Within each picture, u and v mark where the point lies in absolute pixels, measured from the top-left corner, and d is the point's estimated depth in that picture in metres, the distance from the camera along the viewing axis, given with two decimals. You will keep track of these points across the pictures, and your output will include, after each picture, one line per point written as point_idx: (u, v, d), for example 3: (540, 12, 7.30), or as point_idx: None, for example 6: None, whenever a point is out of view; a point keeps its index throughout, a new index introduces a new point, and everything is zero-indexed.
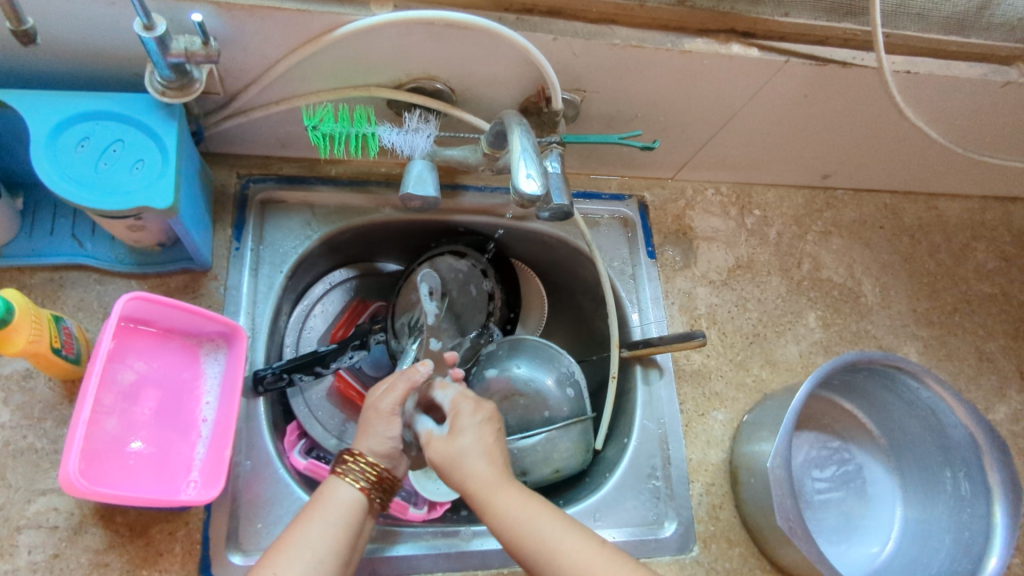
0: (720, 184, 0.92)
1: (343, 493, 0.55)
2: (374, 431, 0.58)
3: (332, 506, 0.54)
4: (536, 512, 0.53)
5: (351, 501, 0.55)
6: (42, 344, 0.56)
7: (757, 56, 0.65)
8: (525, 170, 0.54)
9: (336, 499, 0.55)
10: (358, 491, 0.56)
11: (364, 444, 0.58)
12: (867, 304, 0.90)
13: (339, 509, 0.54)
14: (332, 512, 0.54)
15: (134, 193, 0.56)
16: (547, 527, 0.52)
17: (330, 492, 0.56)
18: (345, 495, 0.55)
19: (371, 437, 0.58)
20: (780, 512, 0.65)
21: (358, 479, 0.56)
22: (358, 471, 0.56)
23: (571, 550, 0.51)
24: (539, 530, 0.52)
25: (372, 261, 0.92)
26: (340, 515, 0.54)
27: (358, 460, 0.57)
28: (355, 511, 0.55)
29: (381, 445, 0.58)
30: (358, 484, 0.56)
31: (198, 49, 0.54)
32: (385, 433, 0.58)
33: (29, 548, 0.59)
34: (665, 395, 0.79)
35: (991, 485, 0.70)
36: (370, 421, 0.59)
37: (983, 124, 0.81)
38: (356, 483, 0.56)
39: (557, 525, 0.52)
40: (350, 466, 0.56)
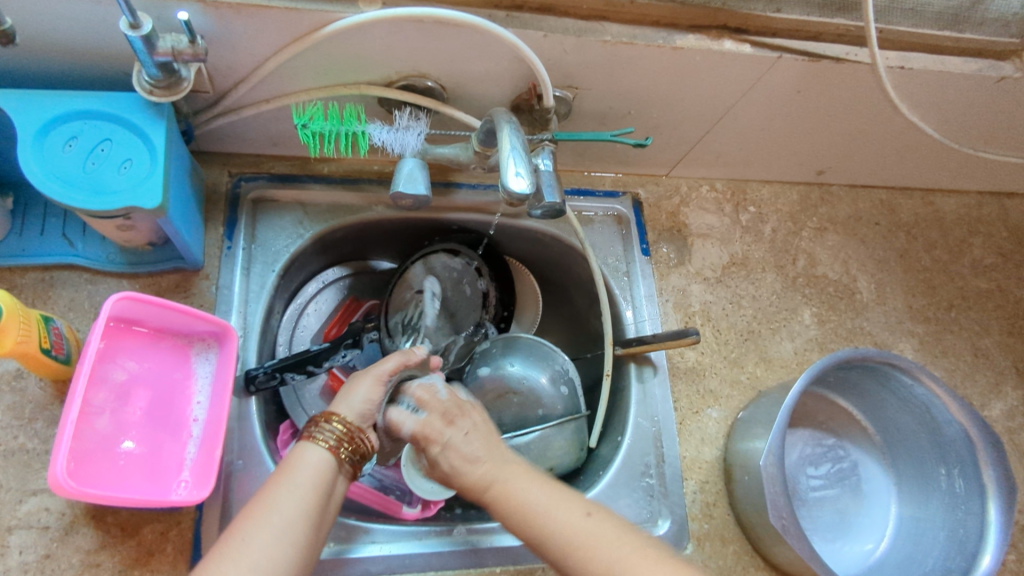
0: (715, 181, 0.92)
1: (312, 455, 0.52)
2: (352, 394, 0.58)
3: (301, 470, 0.51)
4: (532, 485, 0.54)
5: (321, 464, 0.52)
6: (30, 344, 0.56)
7: (749, 52, 0.65)
8: (514, 168, 0.54)
9: (305, 463, 0.52)
10: (327, 451, 0.53)
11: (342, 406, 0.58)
12: (862, 301, 0.89)
13: (308, 472, 0.51)
14: (301, 476, 0.51)
15: (122, 193, 0.55)
16: (543, 501, 0.52)
17: (300, 457, 0.52)
18: (313, 456, 0.52)
19: (348, 399, 0.58)
20: (774, 510, 0.64)
21: (329, 440, 0.54)
22: (329, 431, 0.55)
23: (559, 522, 0.50)
24: (529, 508, 0.52)
25: (365, 260, 0.92)
26: (309, 478, 0.51)
27: (329, 421, 0.55)
28: (325, 473, 0.52)
29: (360, 406, 0.58)
30: (328, 444, 0.53)
31: (185, 48, 0.54)
32: (366, 396, 0.59)
33: (20, 549, 0.59)
34: (658, 393, 0.79)
35: (985, 482, 0.70)
36: (351, 386, 0.59)
37: (978, 119, 0.81)
38: (326, 443, 0.53)
39: (553, 495, 0.52)
40: (321, 426, 0.55)
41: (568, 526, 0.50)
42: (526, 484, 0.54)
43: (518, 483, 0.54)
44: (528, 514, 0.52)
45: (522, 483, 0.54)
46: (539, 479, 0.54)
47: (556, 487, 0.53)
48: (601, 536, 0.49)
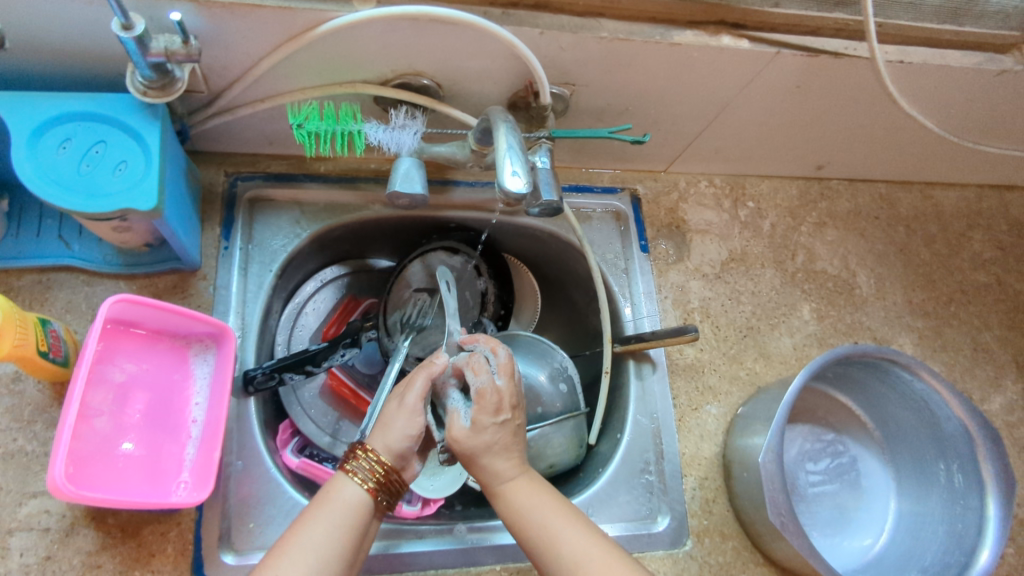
0: (713, 176, 0.91)
1: (348, 491, 0.54)
2: (392, 427, 0.56)
3: (338, 506, 0.53)
4: (539, 501, 0.56)
5: (356, 500, 0.53)
6: (27, 347, 0.56)
7: (747, 48, 0.64)
8: (511, 167, 0.53)
9: (341, 498, 0.53)
10: (364, 491, 0.54)
11: (379, 443, 0.56)
12: (861, 295, 0.89)
13: (344, 508, 0.53)
14: (335, 512, 0.52)
15: (115, 196, 0.55)
16: (543, 527, 0.54)
17: (336, 490, 0.54)
18: (351, 494, 0.54)
19: (388, 434, 0.56)
20: (773, 507, 0.65)
21: (366, 479, 0.54)
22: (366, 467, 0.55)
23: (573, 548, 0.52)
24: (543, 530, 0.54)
25: (364, 258, 0.91)
26: (344, 514, 0.52)
27: (370, 457, 0.55)
28: (359, 511, 0.53)
29: (399, 442, 0.56)
30: (363, 482, 0.54)
31: (178, 49, 0.53)
32: (404, 431, 0.57)
33: (21, 551, 0.59)
34: (658, 390, 0.79)
35: (984, 479, 0.70)
36: (390, 417, 0.58)
37: (978, 114, 0.80)
38: (363, 482, 0.54)
39: (566, 522, 0.54)
40: (359, 462, 0.55)
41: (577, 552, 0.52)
42: (535, 501, 0.56)
43: (521, 498, 0.56)
44: (529, 531, 0.54)
45: (526, 503, 0.56)
46: (545, 495, 0.56)
47: (561, 511, 0.55)
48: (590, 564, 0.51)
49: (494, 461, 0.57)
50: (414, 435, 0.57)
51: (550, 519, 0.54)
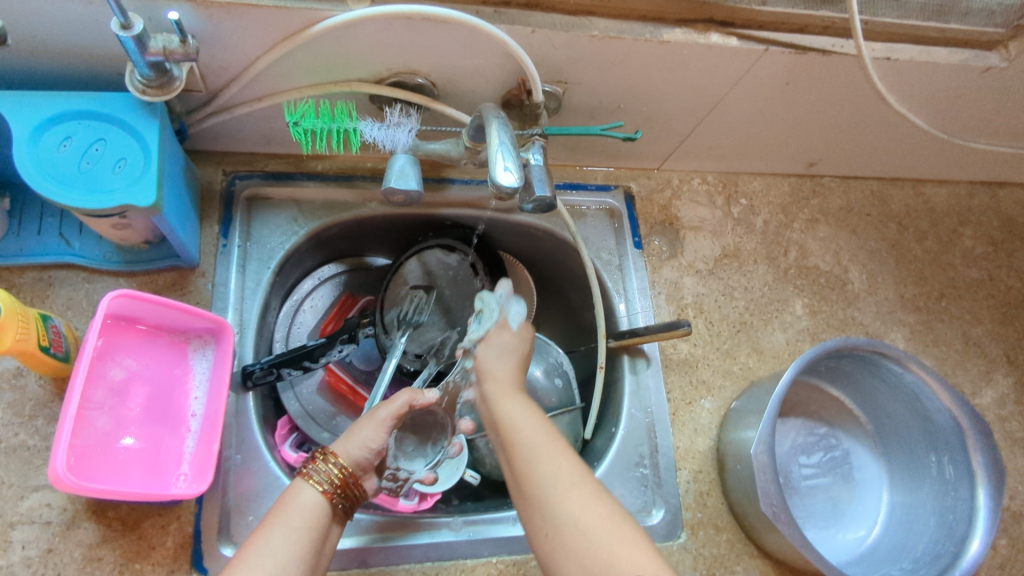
0: (706, 173, 0.92)
1: (305, 497, 0.54)
2: (357, 435, 0.59)
3: (295, 511, 0.53)
4: (535, 421, 0.54)
5: (313, 506, 0.54)
6: (29, 342, 0.56)
7: (736, 45, 0.65)
8: (503, 162, 0.55)
9: (298, 505, 0.53)
10: (320, 495, 0.54)
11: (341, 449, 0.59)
12: (853, 291, 0.90)
13: (301, 515, 0.53)
14: (290, 516, 0.52)
15: (116, 192, 0.56)
16: (537, 444, 0.52)
17: (293, 497, 0.54)
18: (307, 499, 0.54)
19: (351, 441, 0.59)
20: (764, 497, 0.65)
21: (322, 482, 0.55)
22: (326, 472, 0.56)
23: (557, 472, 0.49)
24: (531, 445, 0.52)
25: (361, 257, 0.93)
26: (301, 519, 0.52)
27: (329, 464, 0.56)
28: (312, 513, 0.53)
29: (358, 451, 0.59)
30: (314, 482, 0.55)
31: (176, 47, 0.54)
32: (366, 440, 0.60)
33: (23, 544, 0.60)
34: (652, 384, 0.80)
35: (974, 469, 0.71)
36: (358, 425, 0.61)
37: (965, 110, 0.82)
38: (319, 486, 0.55)
39: (557, 452, 0.51)
40: (317, 467, 0.56)
41: (562, 476, 0.49)
42: (527, 417, 0.55)
43: (516, 410, 0.56)
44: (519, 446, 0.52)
45: (525, 418, 0.54)
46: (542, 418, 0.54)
47: (556, 439, 0.53)
48: (576, 489, 0.48)
49: (498, 364, 0.62)
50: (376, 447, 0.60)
51: (543, 442, 0.52)
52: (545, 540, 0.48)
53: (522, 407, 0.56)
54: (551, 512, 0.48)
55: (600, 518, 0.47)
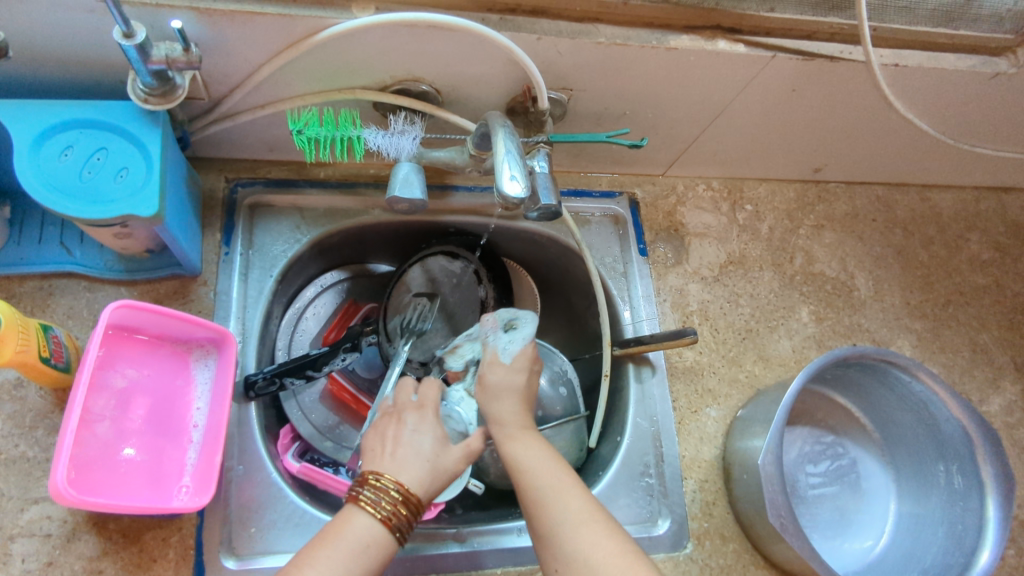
0: (712, 179, 0.92)
1: (363, 526, 0.52)
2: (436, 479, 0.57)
3: (353, 539, 0.51)
4: (545, 459, 0.57)
5: (369, 535, 0.51)
6: (29, 353, 0.56)
7: (743, 52, 0.65)
8: (509, 171, 0.54)
9: (354, 533, 0.51)
10: (379, 525, 0.52)
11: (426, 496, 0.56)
12: (860, 298, 0.90)
13: (356, 544, 0.51)
14: (353, 551, 0.50)
15: (118, 202, 0.56)
16: (549, 485, 0.54)
17: (352, 523, 0.52)
18: (365, 527, 0.52)
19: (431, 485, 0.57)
20: (772, 508, 0.65)
21: (384, 513, 0.53)
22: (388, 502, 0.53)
23: (567, 508, 0.52)
24: (541, 481, 0.55)
25: (363, 263, 0.92)
26: (357, 549, 0.50)
27: (392, 492, 0.54)
28: (375, 547, 0.51)
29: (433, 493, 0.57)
30: (379, 516, 0.52)
31: (179, 56, 0.54)
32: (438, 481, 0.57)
33: (23, 557, 0.59)
34: (657, 393, 0.79)
35: (984, 479, 0.70)
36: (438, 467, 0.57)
37: (972, 116, 0.81)
38: (380, 517, 0.52)
39: (567, 487, 0.54)
40: (379, 496, 0.53)
41: (572, 512, 0.52)
42: (533, 453, 0.58)
43: (527, 448, 0.58)
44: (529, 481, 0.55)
45: (535, 456, 0.57)
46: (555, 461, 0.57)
47: (567, 477, 0.55)
48: (586, 526, 0.51)
49: (506, 401, 0.63)
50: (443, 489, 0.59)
51: (555, 480, 0.55)
52: None
53: (529, 443, 0.59)
54: (561, 549, 0.51)
55: (612, 553, 0.49)
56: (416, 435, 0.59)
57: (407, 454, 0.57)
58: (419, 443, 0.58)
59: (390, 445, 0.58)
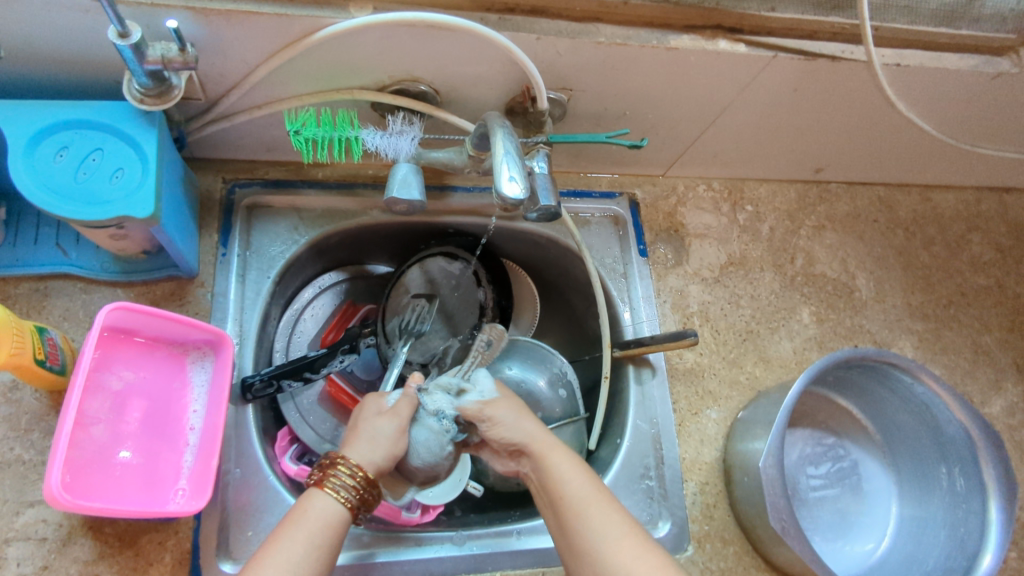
0: (712, 180, 0.91)
1: (323, 507, 0.51)
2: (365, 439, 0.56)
3: (313, 522, 0.50)
4: (578, 474, 0.56)
5: (331, 516, 0.51)
6: (24, 356, 0.55)
7: (744, 52, 0.64)
8: (508, 172, 0.53)
9: (315, 515, 0.51)
10: (340, 505, 0.52)
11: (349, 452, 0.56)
12: (861, 299, 0.89)
13: (319, 526, 0.50)
14: (318, 532, 0.50)
15: (113, 203, 0.55)
16: (586, 499, 0.54)
17: (310, 507, 0.51)
18: (325, 509, 0.51)
19: (357, 444, 0.56)
20: (774, 512, 0.64)
21: (343, 493, 0.52)
22: (344, 482, 0.53)
23: (605, 525, 0.52)
24: (578, 498, 0.54)
25: (362, 264, 0.92)
26: (321, 530, 0.50)
27: (345, 471, 0.53)
28: (337, 527, 0.51)
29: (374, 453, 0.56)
30: (342, 497, 0.52)
31: (175, 56, 0.53)
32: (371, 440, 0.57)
33: (18, 561, 0.58)
34: (657, 394, 0.79)
35: (986, 481, 0.70)
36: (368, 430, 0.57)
37: (974, 116, 0.81)
38: (340, 497, 0.52)
39: (602, 504, 0.53)
40: (335, 476, 0.53)
41: (610, 529, 0.52)
42: (567, 468, 0.56)
43: (559, 462, 0.57)
44: (565, 498, 0.54)
45: (568, 471, 0.56)
46: (590, 475, 0.56)
47: (603, 492, 0.55)
48: (623, 541, 0.51)
49: (531, 420, 0.60)
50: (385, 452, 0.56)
51: (591, 494, 0.54)
52: None
53: (559, 455, 0.57)
54: (603, 566, 0.50)
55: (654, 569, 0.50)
56: (378, 418, 0.58)
57: (363, 435, 0.57)
58: (379, 425, 0.57)
59: (353, 428, 0.59)
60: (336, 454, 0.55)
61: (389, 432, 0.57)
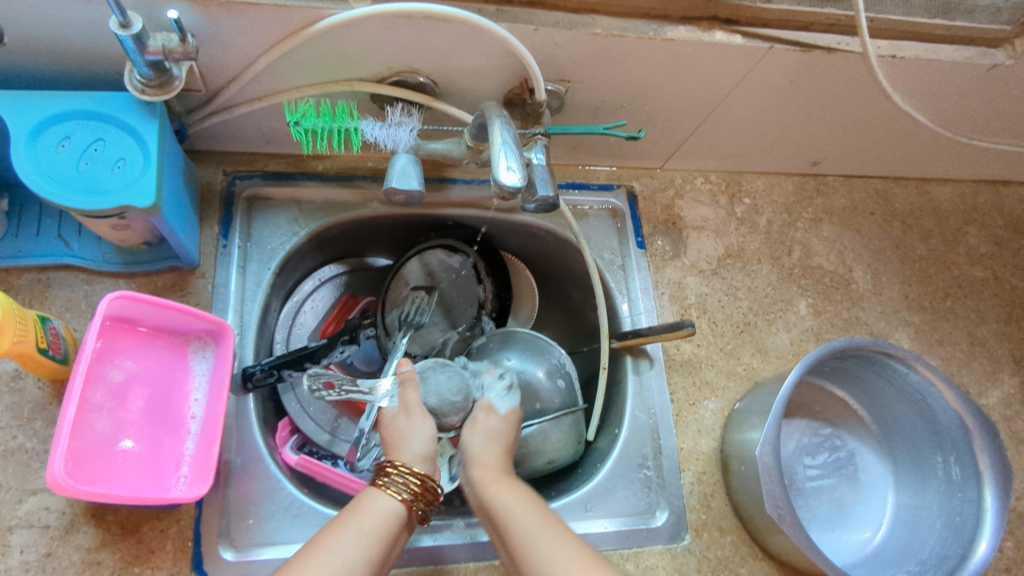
0: (710, 173, 0.92)
1: (381, 504, 0.52)
2: (409, 441, 0.57)
3: (370, 516, 0.51)
4: (522, 501, 0.55)
5: (388, 512, 0.52)
6: (27, 344, 0.56)
7: (740, 43, 0.65)
8: (506, 162, 0.54)
9: (373, 510, 0.52)
10: (398, 502, 0.53)
11: (397, 456, 0.56)
12: (858, 291, 0.90)
13: (376, 519, 0.51)
14: (372, 525, 0.51)
15: (115, 192, 0.56)
16: (530, 526, 0.52)
17: (369, 502, 0.53)
18: (384, 505, 0.52)
19: (402, 447, 0.57)
20: (770, 499, 0.65)
21: (401, 492, 0.54)
22: (402, 483, 0.54)
23: (548, 550, 0.50)
24: (525, 523, 0.52)
25: (362, 257, 0.92)
26: (376, 523, 0.51)
27: (398, 472, 0.55)
28: (394, 524, 0.52)
29: (420, 450, 0.57)
30: (400, 496, 0.53)
31: (175, 46, 0.54)
32: (419, 440, 0.57)
33: (21, 548, 0.59)
34: (655, 385, 0.79)
35: (981, 470, 0.70)
36: (405, 431, 0.58)
37: (970, 109, 0.81)
38: (398, 495, 0.53)
39: (547, 527, 0.52)
40: (392, 477, 0.54)
41: (555, 551, 0.50)
42: (513, 497, 0.55)
43: (507, 492, 0.56)
44: (509, 529, 0.53)
45: (517, 500, 0.55)
46: (534, 502, 0.54)
47: (552, 519, 0.53)
48: (571, 563, 0.48)
49: (484, 448, 0.61)
50: (424, 445, 0.57)
51: (538, 521, 0.53)
52: None
53: (506, 484, 0.57)
54: None
55: None
56: (405, 420, 0.59)
57: (399, 438, 0.58)
58: (410, 425, 0.58)
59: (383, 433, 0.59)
60: (387, 462, 0.56)
61: (420, 431, 0.58)
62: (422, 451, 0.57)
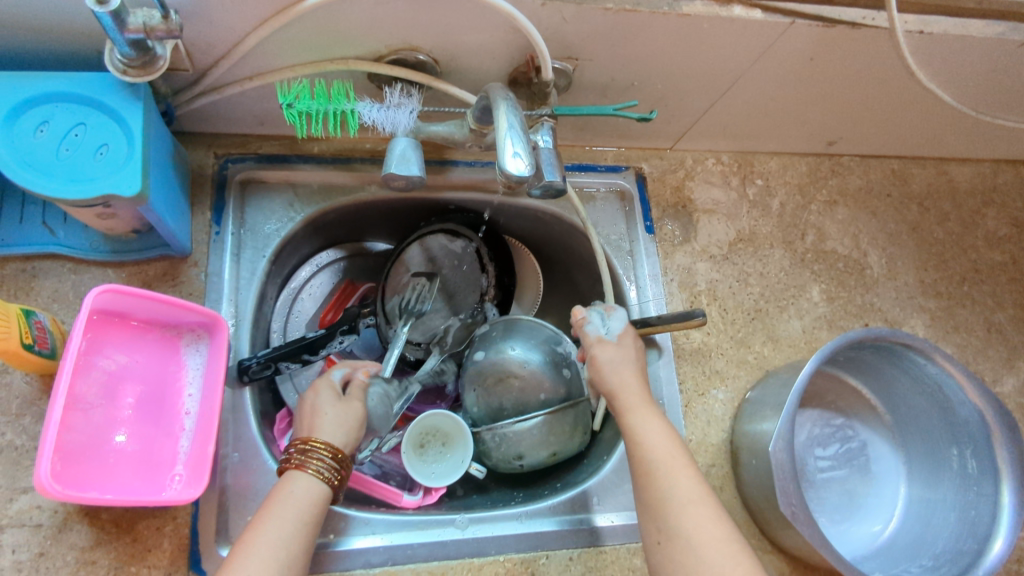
0: (721, 153, 0.88)
1: (304, 487, 0.52)
2: (325, 421, 0.58)
3: (295, 502, 0.51)
4: (663, 435, 0.56)
5: (314, 496, 0.52)
6: (10, 341, 0.53)
7: (760, 18, 0.61)
8: (512, 148, 0.51)
9: (297, 495, 0.52)
10: (321, 484, 0.53)
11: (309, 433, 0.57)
12: (872, 276, 0.87)
13: (302, 505, 0.51)
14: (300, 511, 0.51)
15: (99, 180, 0.52)
16: (660, 461, 0.54)
17: (290, 488, 0.52)
18: (307, 489, 0.52)
19: (320, 425, 0.57)
20: (783, 497, 0.63)
21: (321, 472, 0.54)
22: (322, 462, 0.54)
23: (681, 491, 0.52)
24: (655, 456, 0.55)
25: (360, 242, 0.89)
26: (302, 509, 0.51)
27: (318, 449, 0.55)
28: (320, 505, 0.52)
29: (332, 431, 0.57)
30: (322, 476, 0.53)
31: (157, 24, 0.50)
32: (333, 423, 0.58)
33: (13, 548, 0.57)
34: (664, 375, 0.77)
35: (999, 464, 0.68)
36: (322, 410, 0.59)
37: (997, 87, 0.77)
38: (320, 476, 0.53)
39: (679, 465, 0.54)
40: (312, 457, 0.54)
41: (684, 493, 0.52)
42: (649, 425, 0.57)
43: (650, 421, 0.58)
44: (646, 455, 0.55)
45: (652, 432, 0.57)
46: (673, 439, 0.56)
47: (685, 460, 0.55)
48: (693, 507, 0.51)
49: (621, 375, 0.63)
50: (337, 427, 0.58)
51: (674, 460, 0.54)
52: (657, 546, 0.51)
53: (646, 415, 0.58)
54: (667, 523, 0.51)
55: (719, 535, 0.50)
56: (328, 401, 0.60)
57: (319, 417, 0.58)
58: (333, 407, 0.59)
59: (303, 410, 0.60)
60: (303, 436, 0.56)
61: (336, 412, 0.59)
62: (333, 427, 0.58)
